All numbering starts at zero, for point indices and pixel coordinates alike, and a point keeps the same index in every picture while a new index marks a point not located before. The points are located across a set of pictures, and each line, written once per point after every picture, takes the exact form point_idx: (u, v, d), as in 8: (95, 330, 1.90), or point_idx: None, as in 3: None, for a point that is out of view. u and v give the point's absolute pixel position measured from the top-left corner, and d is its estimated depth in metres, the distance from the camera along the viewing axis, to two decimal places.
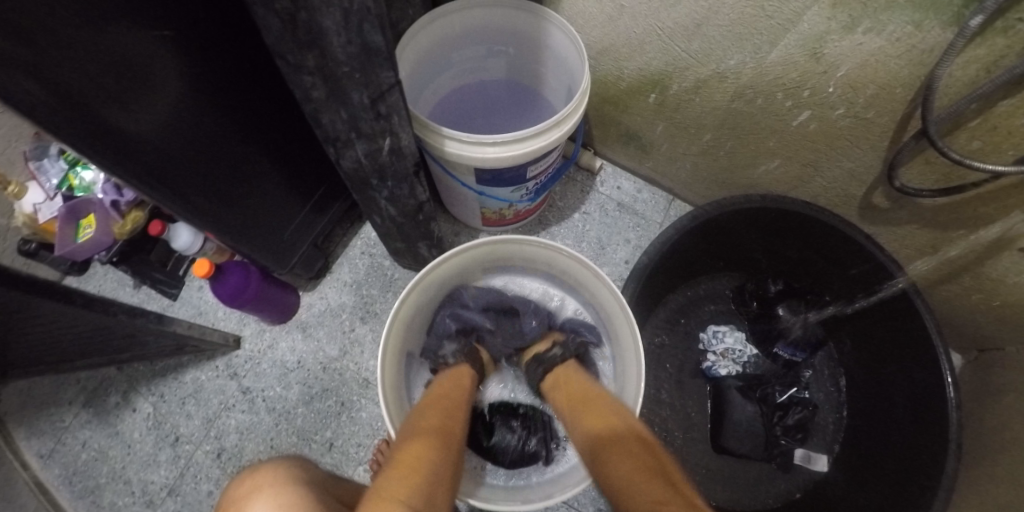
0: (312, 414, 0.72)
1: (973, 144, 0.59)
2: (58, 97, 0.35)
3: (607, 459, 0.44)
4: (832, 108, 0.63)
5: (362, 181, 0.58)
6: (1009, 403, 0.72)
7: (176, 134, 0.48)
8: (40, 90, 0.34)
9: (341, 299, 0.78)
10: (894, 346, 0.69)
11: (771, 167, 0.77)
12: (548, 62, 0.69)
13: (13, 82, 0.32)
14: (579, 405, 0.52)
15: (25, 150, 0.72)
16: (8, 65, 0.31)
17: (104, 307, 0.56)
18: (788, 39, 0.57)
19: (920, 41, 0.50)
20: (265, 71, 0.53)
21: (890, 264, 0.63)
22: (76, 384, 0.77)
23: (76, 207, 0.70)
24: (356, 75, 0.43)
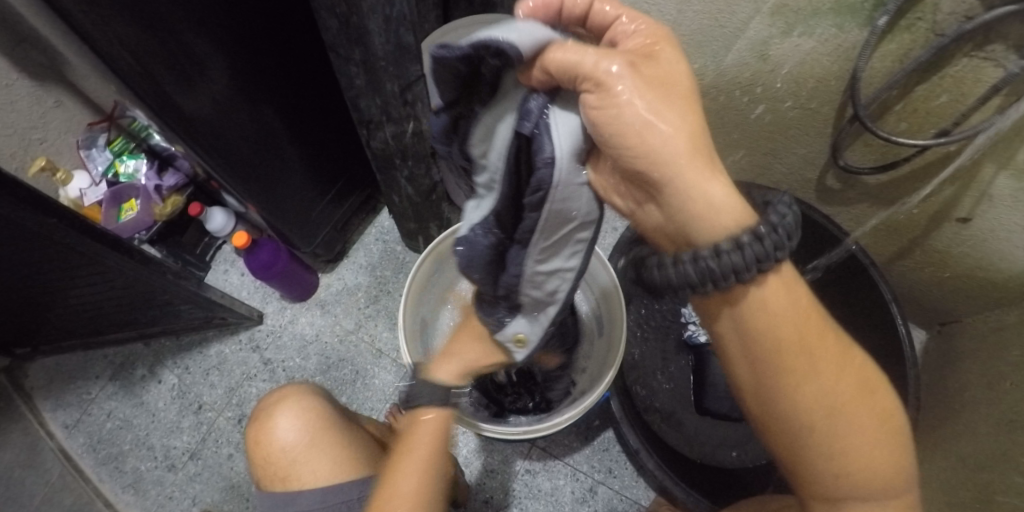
0: (327, 381, 0.79)
1: (901, 125, 0.68)
2: (141, 66, 0.45)
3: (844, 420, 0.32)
4: (781, 101, 0.74)
5: (387, 160, 0.68)
6: (968, 366, 0.78)
7: (229, 113, 0.57)
8: (132, 64, 0.44)
9: (357, 280, 0.88)
10: (854, 311, 0.79)
11: (738, 158, 0.88)
12: None
13: (113, 52, 0.42)
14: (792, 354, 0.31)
15: (78, 139, 0.80)
16: (110, 40, 0.41)
17: (158, 268, 0.64)
18: (739, 44, 0.69)
19: (843, 40, 0.61)
20: (306, 65, 0.64)
21: (834, 228, 0.74)
22: (104, 359, 0.82)
23: (120, 192, 0.80)
24: (390, 68, 0.53)
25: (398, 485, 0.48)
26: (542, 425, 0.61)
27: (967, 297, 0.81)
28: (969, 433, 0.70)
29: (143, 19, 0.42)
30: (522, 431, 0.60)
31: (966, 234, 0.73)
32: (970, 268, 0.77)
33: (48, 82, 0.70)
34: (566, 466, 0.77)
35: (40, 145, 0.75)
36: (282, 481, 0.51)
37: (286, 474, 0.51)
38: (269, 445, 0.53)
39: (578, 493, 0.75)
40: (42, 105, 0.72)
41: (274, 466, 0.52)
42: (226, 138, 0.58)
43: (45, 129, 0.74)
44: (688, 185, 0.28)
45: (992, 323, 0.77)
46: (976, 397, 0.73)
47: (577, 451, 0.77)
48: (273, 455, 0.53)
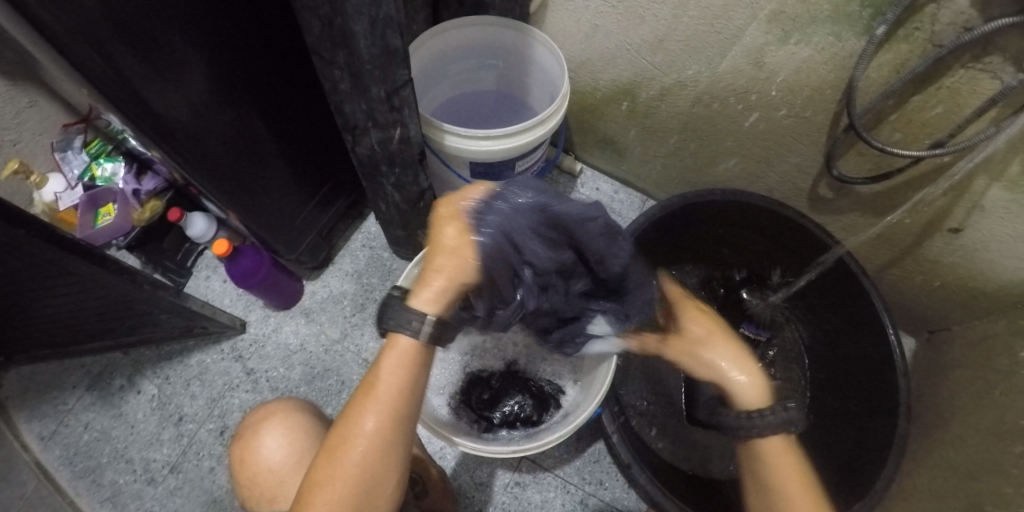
0: (313, 392, 0.78)
1: (895, 135, 0.67)
2: (115, 71, 0.42)
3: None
4: (776, 110, 0.72)
5: (374, 166, 0.65)
6: (955, 376, 0.79)
7: (208, 117, 0.55)
8: (105, 68, 0.42)
9: (342, 287, 0.86)
10: (846, 322, 0.78)
11: (731, 165, 0.87)
12: (534, 74, 0.79)
13: (85, 57, 0.40)
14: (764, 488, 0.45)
15: (53, 141, 0.79)
16: (80, 45, 0.38)
17: (134, 277, 0.62)
18: (734, 51, 0.68)
19: (840, 49, 0.60)
20: (290, 68, 0.62)
21: (827, 239, 0.73)
22: (81, 369, 0.79)
23: (96, 196, 0.79)
24: (376, 73, 0.51)
25: (362, 427, 0.41)
26: (532, 443, 0.60)
27: (957, 307, 0.81)
28: (957, 443, 0.70)
29: (116, 21, 0.40)
30: (513, 450, 0.59)
31: (957, 243, 0.72)
32: (960, 278, 0.77)
33: (20, 80, 0.70)
34: (555, 478, 0.76)
35: (13, 147, 0.74)
36: (268, 503, 0.50)
37: (273, 495, 0.50)
38: (254, 466, 0.52)
39: (568, 505, 0.74)
40: (15, 105, 0.71)
41: (262, 487, 0.51)
42: (205, 142, 0.56)
43: (19, 130, 0.73)
44: (732, 377, 0.51)
45: (981, 332, 0.77)
46: (964, 406, 0.73)
47: (567, 463, 0.77)
48: (259, 476, 0.51)
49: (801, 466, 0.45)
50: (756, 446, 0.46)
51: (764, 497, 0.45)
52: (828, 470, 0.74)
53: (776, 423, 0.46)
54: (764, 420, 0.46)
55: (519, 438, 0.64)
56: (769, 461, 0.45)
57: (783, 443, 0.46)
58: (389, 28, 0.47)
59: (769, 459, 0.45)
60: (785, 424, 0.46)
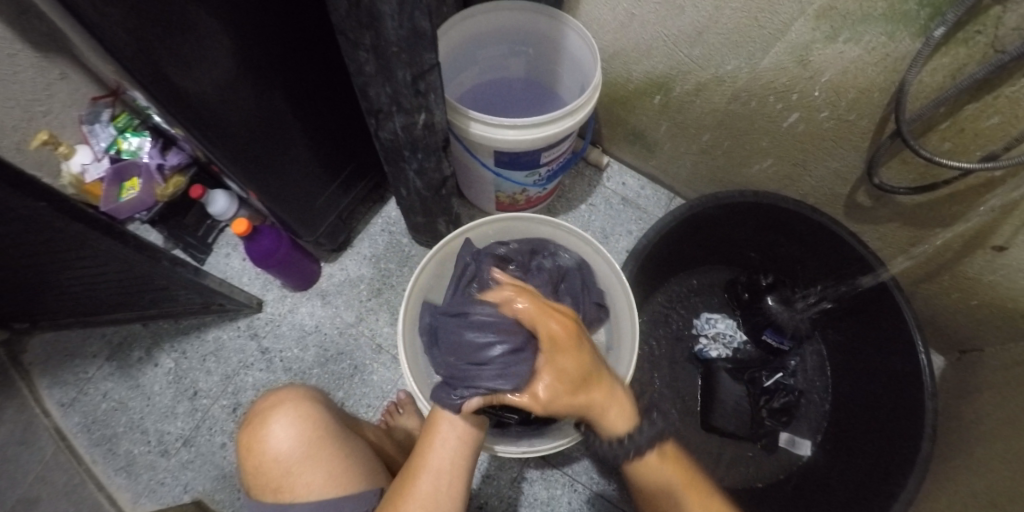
0: (326, 375, 0.78)
1: (944, 145, 0.64)
2: (142, 46, 0.42)
3: None
4: (818, 111, 0.69)
5: (396, 151, 0.64)
6: (986, 399, 0.76)
7: (232, 96, 0.54)
8: (131, 44, 0.41)
9: (360, 271, 0.85)
10: (876, 336, 0.75)
11: (764, 166, 0.83)
12: (565, 62, 0.77)
13: (111, 33, 0.39)
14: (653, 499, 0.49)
15: (81, 114, 0.80)
16: (104, 20, 0.37)
17: (152, 253, 0.62)
18: (778, 46, 0.64)
19: (892, 50, 0.56)
20: (317, 48, 0.60)
21: (866, 255, 0.70)
22: (102, 338, 0.81)
23: (122, 169, 0.79)
24: (403, 55, 0.49)
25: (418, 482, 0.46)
26: (546, 446, 0.58)
27: (994, 328, 0.77)
28: (983, 469, 0.68)
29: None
30: (524, 451, 0.58)
31: (1000, 263, 0.69)
32: (1000, 298, 0.73)
33: (51, 53, 0.70)
34: (564, 476, 0.75)
35: (43, 118, 0.75)
36: (273, 492, 0.49)
37: (278, 485, 0.49)
38: (260, 454, 0.51)
39: (576, 504, 0.74)
40: (46, 77, 0.71)
41: (266, 476, 0.50)
42: (229, 121, 0.56)
43: (50, 101, 0.74)
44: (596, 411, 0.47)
45: (1018, 356, 0.74)
46: (993, 432, 0.70)
47: (577, 462, 0.76)
48: (265, 465, 0.50)
49: (679, 468, 0.49)
50: (637, 466, 0.49)
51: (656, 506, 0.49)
52: (846, 486, 0.72)
53: (643, 444, 0.47)
54: (638, 439, 0.47)
55: (530, 440, 0.63)
56: (646, 473, 0.49)
57: (660, 452, 0.49)
58: (418, 9, 0.45)
59: (655, 470, 0.48)
60: (653, 437, 0.48)
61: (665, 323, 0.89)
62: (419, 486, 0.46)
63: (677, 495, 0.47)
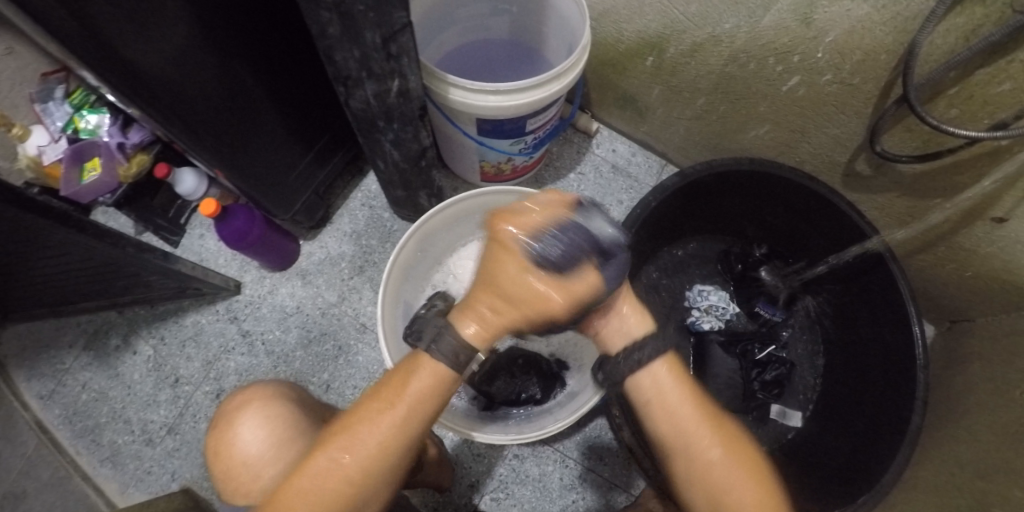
0: (309, 356, 0.76)
1: (951, 112, 0.61)
2: (81, 17, 0.37)
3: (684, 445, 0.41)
4: (821, 74, 0.64)
5: (370, 123, 0.59)
6: (976, 369, 0.76)
7: (190, 66, 0.49)
8: (68, 15, 0.36)
9: (340, 249, 0.82)
10: (870, 306, 0.74)
11: (761, 133, 0.79)
12: (551, 20, 0.71)
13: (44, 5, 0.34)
14: (666, 422, 0.42)
15: (32, 91, 0.75)
16: None
17: (114, 240, 0.58)
18: (780, 3, 0.59)
19: (904, 9, 0.51)
20: (281, 11, 0.54)
21: (864, 225, 0.67)
22: (77, 327, 0.79)
23: (81, 150, 0.74)
24: (370, 15, 0.43)
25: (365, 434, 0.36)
26: (532, 434, 0.56)
27: (986, 297, 0.77)
28: (970, 439, 0.69)
29: None
30: (513, 440, 0.56)
31: (998, 234, 0.67)
32: (996, 269, 0.72)
33: None
34: (555, 452, 0.76)
35: None
36: (242, 496, 0.48)
37: (248, 489, 0.48)
38: (229, 458, 0.50)
39: (567, 480, 0.75)
40: None
41: (237, 480, 0.49)
42: (188, 94, 0.51)
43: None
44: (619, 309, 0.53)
45: (1008, 326, 0.73)
46: (980, 401, 0.71)
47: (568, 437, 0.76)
48: (234, 469, 0.49)
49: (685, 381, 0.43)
50: (650, 371, 0.43)
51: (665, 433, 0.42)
52: (834, 457, 0.74)
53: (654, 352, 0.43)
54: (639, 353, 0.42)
55: (517, 425, 0.61)
56: (654, 386, 0.42)
57: (667, 363, 0.43)
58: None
59: (662, 382, 0.42)
60: (655, 351, 0.43)
61: (656, 296, 0.87)
62: (373, 409, 0.37)
63: (682, 408, 0.42)
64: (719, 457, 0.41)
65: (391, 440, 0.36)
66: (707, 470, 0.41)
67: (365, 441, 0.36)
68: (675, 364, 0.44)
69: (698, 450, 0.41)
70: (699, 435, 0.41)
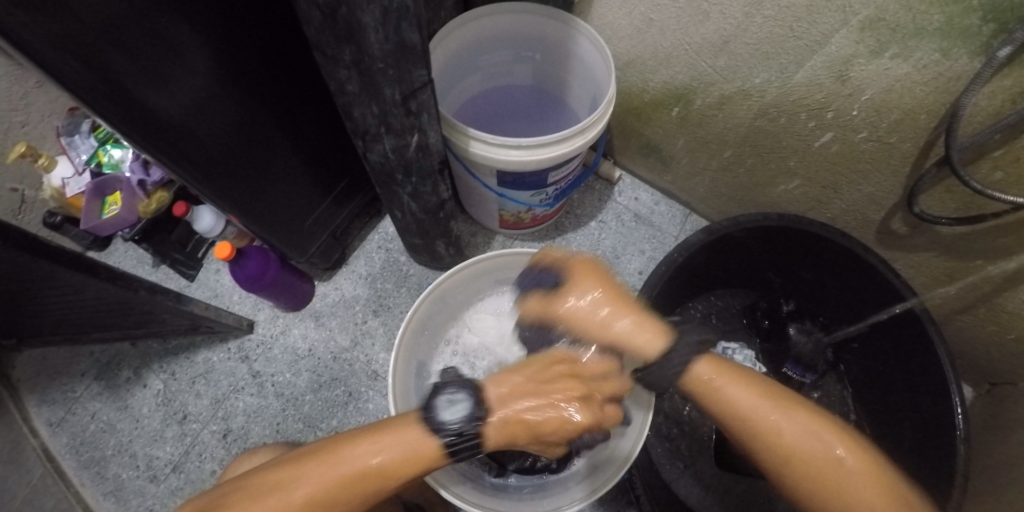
0: (318, 402, 0.74)
1: (995, 174, 0.57)
2: (101, 72, 0.37)
3: (754, 440, 0.42)
4: (856, 131, 0.62)
5: (388, 175, 0.59)
6: (1020, 441, 0.71)
7: (207, 116, 0.49)
8: (87, 70, 0.36)
9: (354, 291, 0.81)
10: (906, 371, 0.70)
11: (791, 188, 0.77)
12: (575, 70, 0.70)
13: (61, 61, 0.34)
14: (732, 421, 0.44)
15: (59, 125, 0.77)
16: (51, 46, 0.33)
17: (128, 283, 0.58)
18: (814, 60, 0.57)
19: (946, 69, 0.49)
20: (302, 63, 0.55)
21: (903, 290, 0.64)
22: (91, 356, 0.79)
23: (103, 184, 0.76)
24: (390, 71, 0.43)
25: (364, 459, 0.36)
26: None
27: None
28: None
29: (100, 19, 0.34)
30: None
31: None
32: None
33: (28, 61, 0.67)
34: None
35: (22, 129, 0.73)
36: None
37: None
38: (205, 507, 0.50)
39: None
40: (25, 85, 0.69)
41: None
42: (204, 143, 0.51)
43: (28, 111, 0.72)
44: (615, 331, 0.46)
45: None
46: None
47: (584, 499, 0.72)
48: None
49: (736, 375, 0.45)
50: (695, 380, 0.45)
51: (731, 429, 0.44)
52: None
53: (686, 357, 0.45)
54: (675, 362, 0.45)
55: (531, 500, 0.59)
56: (710, 394, 0.45)
57: (706, 365, 0.45)
58: (405, 19, 0.38)
59: (712, 386, 0.45)
60: (693, 348, 0.45)
61: None
62: (365, 452, 0.37)
63: (742, 403, 0.43)
64: (792, 432, 0.41)
65: (365, 486, 0.36)
66: (796, 455, 0.41)
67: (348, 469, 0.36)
68: (719, 366, 0.45)
69: (766, 433, 0.42)
70: (775, 420, 0.42)
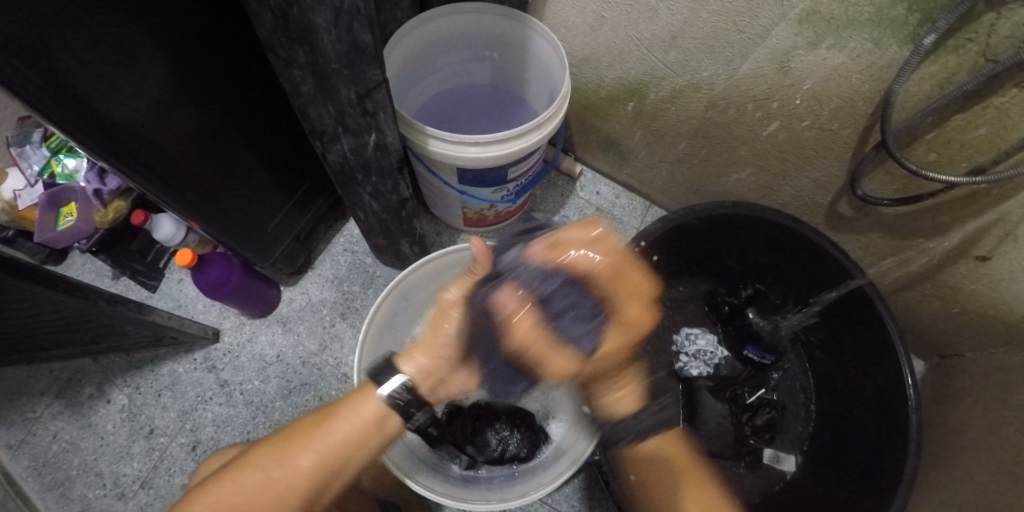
0: (289, 408, 0.74)
1: (929, 156, 0.60)
2: (53, 81, 0.37)
3: None
4: (799, 120, 0.65)
5: (348, 175, 0.59)
6: (966, 408, 0.75)
7: (164, 122, 0.48)
8: (39, 79, 0.36)
9: (322, 295, 0.81)
10: (859, 347, 0.73)
11: (743, 176, 0.80)
12: (533, 69, 0.72)
13: (14, 72, 0.33)
14: None
15: (8, 136, 0.76)
16: (3, 56, 0.32)
17: (86, 293, 0.57)
18: (757, 52, 0.59)
19: (878, 57, 0.52)
20: (257, 65, 0.55)
21: (851, 267, 0.67)
22: (50, 374, 0.77)
23: (58, 195, 0.73)
24: (345, 72, 0.43)
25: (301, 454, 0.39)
26: (516, 500, 0.55)
27: (976, 335, 0.76)
28: (965, 483, 0.66)
29: (50, 27, 0.34)
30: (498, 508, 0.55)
31: (982, 272, 0.66)
32: (980, 306, 0.71)
33: None
34: (543, 504, 0.74)
35: None
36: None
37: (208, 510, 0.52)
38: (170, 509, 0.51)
39: None
40: None
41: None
42: (162, 150, 0.50)
43: None
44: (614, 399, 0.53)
45: (996, 361, 0.73)
46: (974, 444, 0.69)
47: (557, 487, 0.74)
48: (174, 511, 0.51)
49: None
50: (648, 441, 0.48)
51: None
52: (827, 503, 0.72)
53: None
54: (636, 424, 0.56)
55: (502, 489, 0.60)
56: None
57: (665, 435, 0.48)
58: (356, 20, 0.39)
59: None
60: None
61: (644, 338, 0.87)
62: (301, 453, 0.40)
63: None
64: None
65: (314, 481, 0.40)
66: None
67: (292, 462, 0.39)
68: None
69: None
70: None
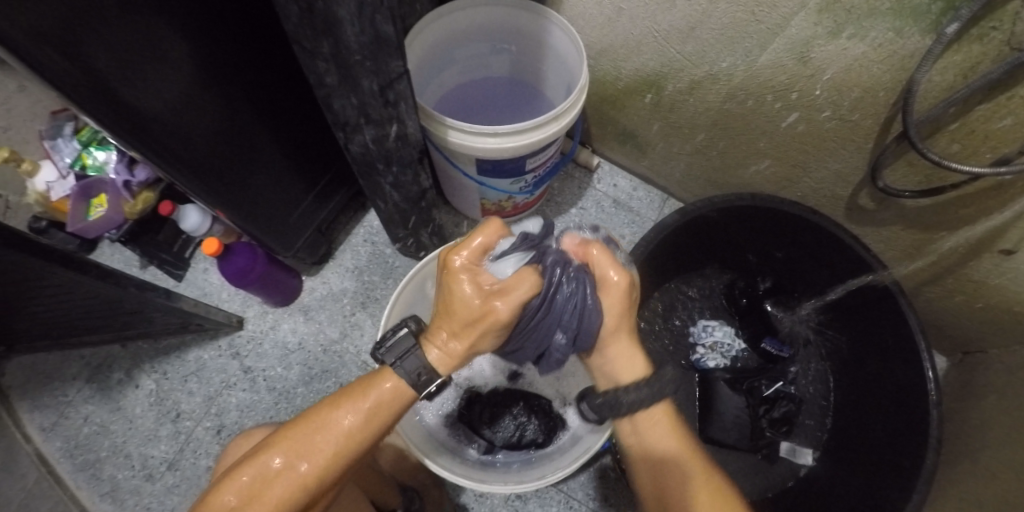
0: (310, 393, 0.76)
1: (953, 147, 0.59)
2: (87, 71, 0.38)
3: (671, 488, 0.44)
4: (819, 110, 0.64)
5: (369, 165, 0.60)
6: (990, 405, 0.74)
7: (191, 112, 0.50)
8: (73, 68, 0.37)
9: (342, 284, 0.82)
10: (879, 340, 0.72)
11: (761, 168, 0.80)
12: (550, 61, 0.72)
13: (50, 59, 0.35)
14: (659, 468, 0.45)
15: (42, 129, 0.79)
16: (39, 44, 0.34)
17: (118, 280, 0.59)
18: (776, 43, 0.59)
19: (900, 46, 0.51)
20: (282, 57, 0.56)
21: (872, 261, 0.66)
22: (82, 360, 0.80)
23: (89, 186, 0.76)
24: (367, 63, 0.44)
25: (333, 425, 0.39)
26: (532, 481, 0.56)
27: (1002, 330, 0.74)
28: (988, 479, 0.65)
29: (84, 18, 0.35)
30: (514, 488, 0.56)
31: (1008, 265, 0.65)
32: (1005, 300, 0.70)
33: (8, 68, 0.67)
34: (558, 492, 0.74)
35: None
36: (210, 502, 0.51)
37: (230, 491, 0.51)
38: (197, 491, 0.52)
39: None
40: None
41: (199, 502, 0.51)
42: (190, 139, 0.52)
43: None
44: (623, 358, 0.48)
45: (1021, 356, 0.71)
46: (997, 439, 0.68)
47: (573, 475, 0.74)
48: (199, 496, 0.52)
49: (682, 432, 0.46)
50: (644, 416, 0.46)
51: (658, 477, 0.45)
52: (845, 497, 0.72)
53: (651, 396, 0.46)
54: (634, 395, 0.45)
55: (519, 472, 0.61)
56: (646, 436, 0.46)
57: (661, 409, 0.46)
58: (379, 12, 0.40)
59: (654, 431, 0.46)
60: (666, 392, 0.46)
61: (660, 330, 0.88)
62: (332, 425, 0.39)
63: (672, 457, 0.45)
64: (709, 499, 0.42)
65: (345, 452, 0.39)
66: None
67: (319, 446, 0.39)
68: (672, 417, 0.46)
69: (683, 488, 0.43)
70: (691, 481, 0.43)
